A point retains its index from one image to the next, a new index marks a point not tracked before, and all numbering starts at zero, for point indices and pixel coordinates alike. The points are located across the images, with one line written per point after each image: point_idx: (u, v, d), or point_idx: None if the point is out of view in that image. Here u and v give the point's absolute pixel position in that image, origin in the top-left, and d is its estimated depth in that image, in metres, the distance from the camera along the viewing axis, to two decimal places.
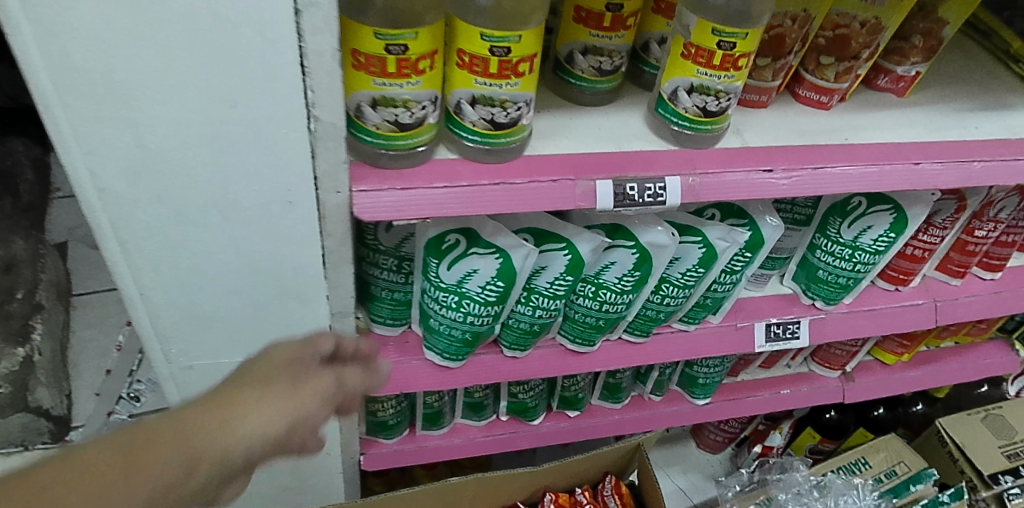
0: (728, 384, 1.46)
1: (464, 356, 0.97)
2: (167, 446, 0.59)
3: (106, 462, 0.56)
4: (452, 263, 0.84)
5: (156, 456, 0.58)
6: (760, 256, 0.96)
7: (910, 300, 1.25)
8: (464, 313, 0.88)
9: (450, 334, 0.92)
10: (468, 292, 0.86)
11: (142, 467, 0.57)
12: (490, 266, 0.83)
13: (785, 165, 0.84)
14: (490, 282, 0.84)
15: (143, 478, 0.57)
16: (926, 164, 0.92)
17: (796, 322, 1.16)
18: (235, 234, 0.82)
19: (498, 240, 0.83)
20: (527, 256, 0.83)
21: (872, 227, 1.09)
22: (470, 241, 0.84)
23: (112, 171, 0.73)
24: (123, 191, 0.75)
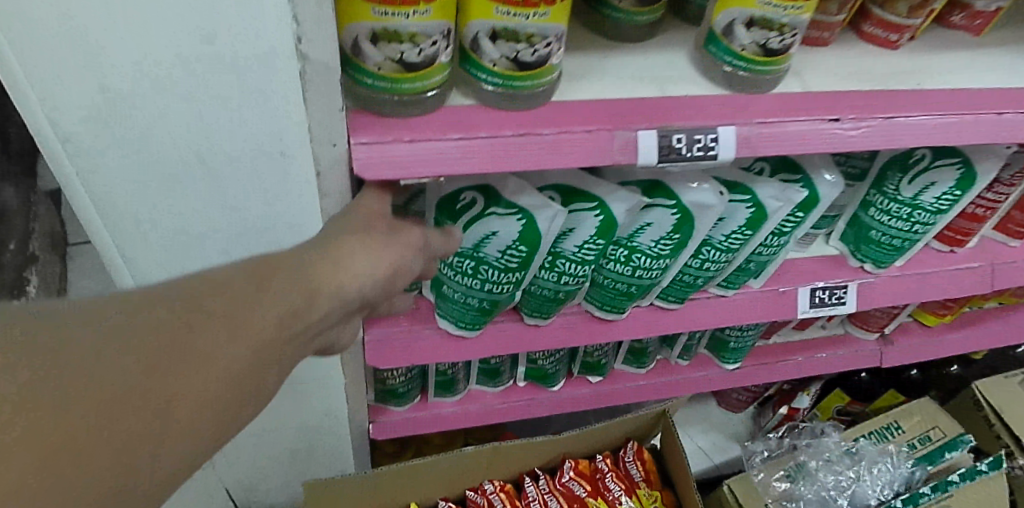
0: (759, 347, 1.37)
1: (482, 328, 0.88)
2: (285, 279, 0.58)
3: (232, 287, 0.55)
4: (468, 226, 0.77)
5: (276, 286, 0.57)
6: (813, 216, 0.86)
7: (967, 262, 1.14)
8: (481, 280, 0.80)
9: (466, 304, 0.83)
10: (485, 257, 0.78)
11: (266, 294, 0.56)
12: (511, 228, 0.75)
13: (853, 114, 0.72)
14: (511, 246, 0.76)
15: (268, 302, 0.56)
16: (1011, 114, 0.79)
17: (844, 287, 1.06)
18: (223, 190, 0.72)
19: (520, 198, 0.74)
20: (554, 216, 0.74)
21: (935, 184, 0.97)
22: (488, 200, 0.76)
23: (76, 120, 0.63)
24: (91, 142, 0.65)
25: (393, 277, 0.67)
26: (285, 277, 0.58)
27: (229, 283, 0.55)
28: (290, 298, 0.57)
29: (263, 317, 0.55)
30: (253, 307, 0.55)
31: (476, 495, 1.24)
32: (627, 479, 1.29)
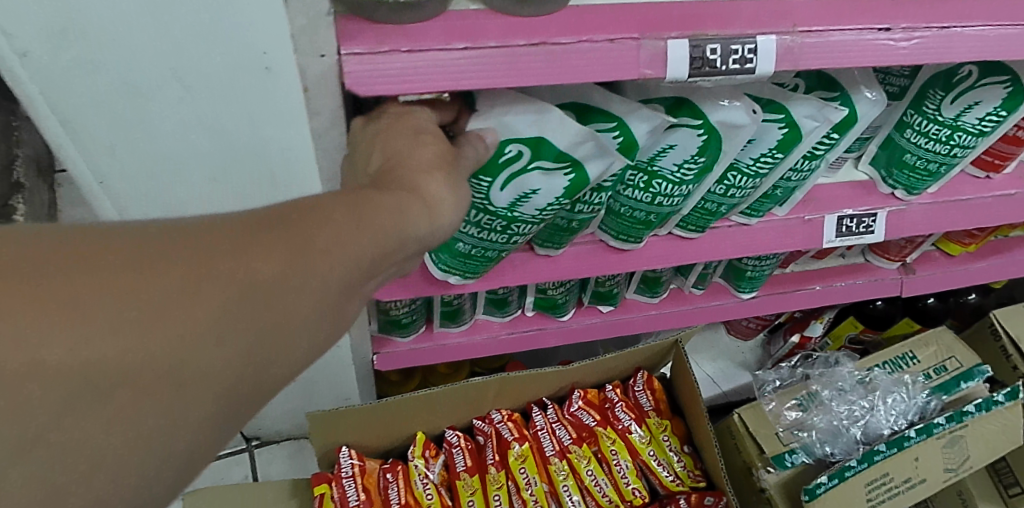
0: (777, 276, 1.32)
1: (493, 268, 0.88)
2: (388, 216, 0.52)
3: (331, 224, 0.48)
4: (507, 184, 0.71)
5: (377, 224, 0.51)
6: (849, 139, 0.79)
7: (1003, 189, 1.07)
8: (513, 234, 0.78)
9: (483, 256, 0.81)
10: (526, 215, 0.74)
11: (367, 235, 0.50)
12: (558, 186, 0.71)
13: (907, 23, 0.64)
14: (556, 203, 0.73)
15: (368, 245, 0.50)
16: None
17: (872, 215, 0.99)
18: (204, 108, 0.66)
19: (573, 151, 0.68)
20: (609, 168, 0.70)
21: (980, 103, 0.89)
22: (534, 154, 0.68)
23: (31, 30, 0.57)
24: (53, 56, 0.59)
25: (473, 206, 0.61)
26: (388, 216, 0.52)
27: (326, 217, 0.48)
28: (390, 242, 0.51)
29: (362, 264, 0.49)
30: (353, 251, 0.48)
31: (483, 423, 1.24)
32: (637, 409, 1.27)
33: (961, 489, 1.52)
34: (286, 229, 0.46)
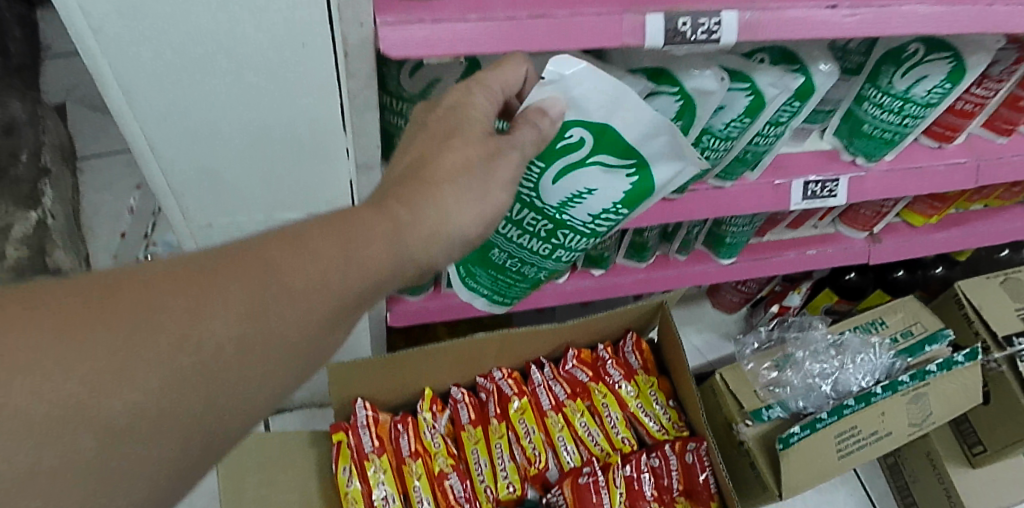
0: (754, 245, 1.44)
1: (537, 282, 1.03)
2: (391, 236, 0.62)
3: (323, 253, 0.58)
4: (563, 179, 0.80)
5: (377, 246, 0.61)
6: (809, 106, 0.90)
7: (953, 157, 1.19)
8: (561, 238, 0.89)
9: (524, 259, 0.95)
10: (579, 218, 0.84)
11: (364, 257, 0.60)
12: (617, 188, 0.80)
13: (850, 1, 0.76)
14: (604, 207, 0.82)
15: (374, 262, 0.60)
16: (997, 7, 0.84)
17: (835, 180, 1.10)
18: (250, 80, 0.76)
19: (636, 149, 0.75)
20: (671, 173, 0.79)
21: (927, 77, 1.01)
22: (594, 147, 0.76)
23: (106, 9, 0.66)
24: (120, 33, 0.68)
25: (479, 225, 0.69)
26: (391, 234, 0.62)
27: (319, 250, 0.58)
28: (396, 257, 0.62)
29: (365, 282, 0.60)
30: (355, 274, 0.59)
31: (485, 381, 1.32)
32: (626, 367, 1.37)
33: (929, 450, 1.64)
34: (281, 273, 0.55)
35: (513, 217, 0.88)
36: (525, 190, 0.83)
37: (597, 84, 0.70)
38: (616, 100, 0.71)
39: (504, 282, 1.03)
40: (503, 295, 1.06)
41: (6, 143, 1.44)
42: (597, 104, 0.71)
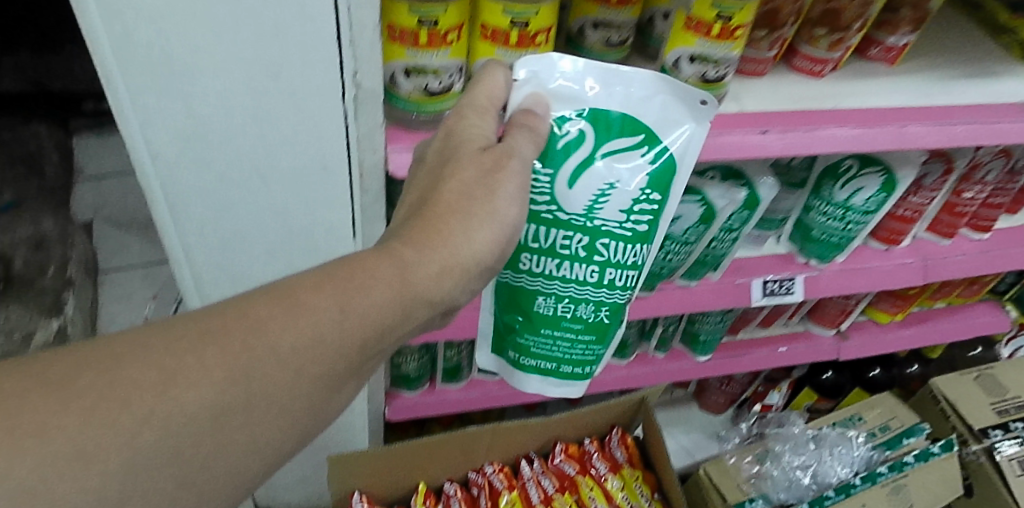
0: (727, 342, 1.55)
1: (593, 347, 0.84)
2: (395, 283, 0.65)
3: (317, 312, 0.61)
4: (576, 181, 0.75)
5: (381, 294, 0.64)
6: (757, 214, 1.04)
7: (901, 259, 1.32)
8: (594, 267, 0.79)
9: (561, 309, 0.82)
10: (606, 227, 0.76)
11: (366, 305, 0.63)
12: (637, 172, 0.75)
13: (779, 127, 0.93)
14: (637, 196, 0.75)
15: (381, 308, 0.64)
16: (912, 127, 1.02)
17: (791, 279, 1.24)
18: (277, 197, 0.89)
19: (643, 118, 0.74)
20: (690, 135, 0.75)
21: (863, 188, 1.15)
22: (599, 133, 0.74)
23: (164, 138, 0.80)
24: (173, 157, 0.82)
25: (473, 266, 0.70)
26: (397, 280, 0.65)
27: (313, 308, 0.61)
28: (402, 304, 0.65)
29: (366, 331, 0.63)
30: (355, 322, 0.62)
31: (477, 476, 1.40)
32: (611, 461, 1.44)
33: None
34: (275, 331, 0.59)
35: (532, 251, 0.80)
36: (537, 208, 0.77)
37: (581, 65, 0.74)
38: (608, 76, 0.74)
39: (553, 348, 0.84)
40: (558, 368, 0.86)
41: (35, 258, 1.59)
42: (587, 89, 0.74)
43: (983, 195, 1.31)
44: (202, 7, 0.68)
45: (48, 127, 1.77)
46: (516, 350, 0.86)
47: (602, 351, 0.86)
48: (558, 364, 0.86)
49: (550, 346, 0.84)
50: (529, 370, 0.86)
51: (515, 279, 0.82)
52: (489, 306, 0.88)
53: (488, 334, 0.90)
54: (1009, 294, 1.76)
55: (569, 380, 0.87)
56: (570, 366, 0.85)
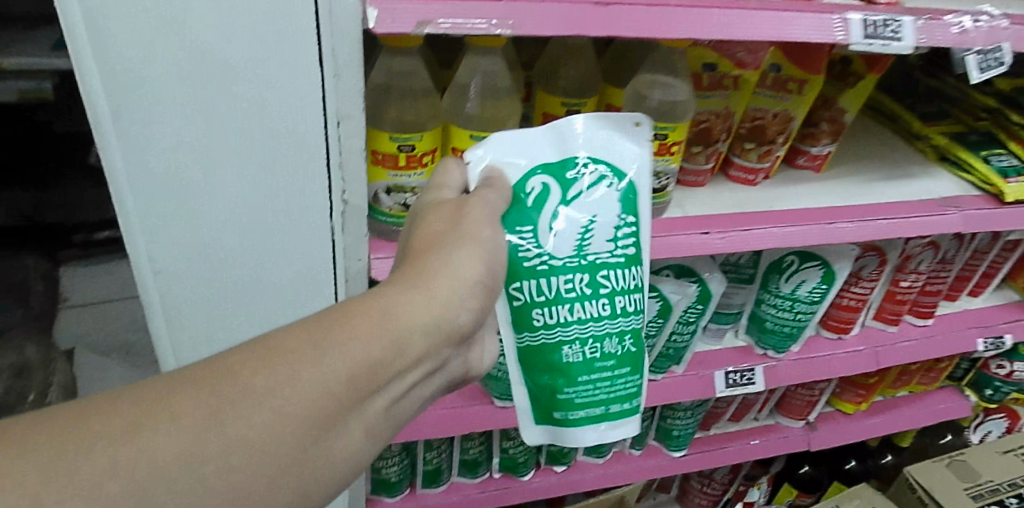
0: (701, 438, 1.60)
1: (632, 377, 0.83)
2: (378, 317, 0.62)
3: (289, 353, 0.57)
4: (556, 227, 0.78)
5: (363, 328, 0.60)
6: (710, 307, 1.17)
7: (852, 347, 1.42)
8: (605, 300, 0.79)
9: (590, 352, 0.80)
10: (602, 259, 0.79)
11: (346, 340, 0.59)
12: (610, 200, 0.79)
13: (718, 228, 1.08)
14: (620, 220, 0.79)
15: (364, 342, 0.60)
16: (839, 224, 1.15)
17: (751, 369, 1.32)
18: (268, 306, 0.97)
19: (596, 154, 0.79)
20: (639, 152, 0.82)
21: (806, 281, 1.27)
22: (559, 181, 0.78)
23: (168, 257, 0.88)
24: (175, 273, 0.90)
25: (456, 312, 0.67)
26: (380, 313, 0.62)
27: (283, 352, 0.57)
28: (389, 338, 0.61)
29: (350, 368, 0.59)
30: (336, 359, 0.58)
31: None
32: None
33: None
34: (244, 379, 0.55)
35: (541, 306, 0.79)
36: (528, 262, 0.78)
37: (522, 131, 0.79)
38: (551, 133, 0.79)
39: (596, 392, 0.82)
40: (607, 410, 0.83)
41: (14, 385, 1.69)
42: (545, 145, 0.79)
43: (920, 282, 1.41)
44: (212, 139, 0.80)
45: (36, 258, 1.83)
46: (560, 409, 0.82)
47: (641, 381, 0.85)
48: (606, 406, 0.83)
49: (594, 394, 0.82)
50: (580, 423, 0.83)
51: (534, 341, 0.80)
52: (517, 380, 0.84)
53: (525, 409, 0.85)
54: (966, 378, 1.81)
55: (622, 421, 0.84)
56: (618, 404, 0.83)
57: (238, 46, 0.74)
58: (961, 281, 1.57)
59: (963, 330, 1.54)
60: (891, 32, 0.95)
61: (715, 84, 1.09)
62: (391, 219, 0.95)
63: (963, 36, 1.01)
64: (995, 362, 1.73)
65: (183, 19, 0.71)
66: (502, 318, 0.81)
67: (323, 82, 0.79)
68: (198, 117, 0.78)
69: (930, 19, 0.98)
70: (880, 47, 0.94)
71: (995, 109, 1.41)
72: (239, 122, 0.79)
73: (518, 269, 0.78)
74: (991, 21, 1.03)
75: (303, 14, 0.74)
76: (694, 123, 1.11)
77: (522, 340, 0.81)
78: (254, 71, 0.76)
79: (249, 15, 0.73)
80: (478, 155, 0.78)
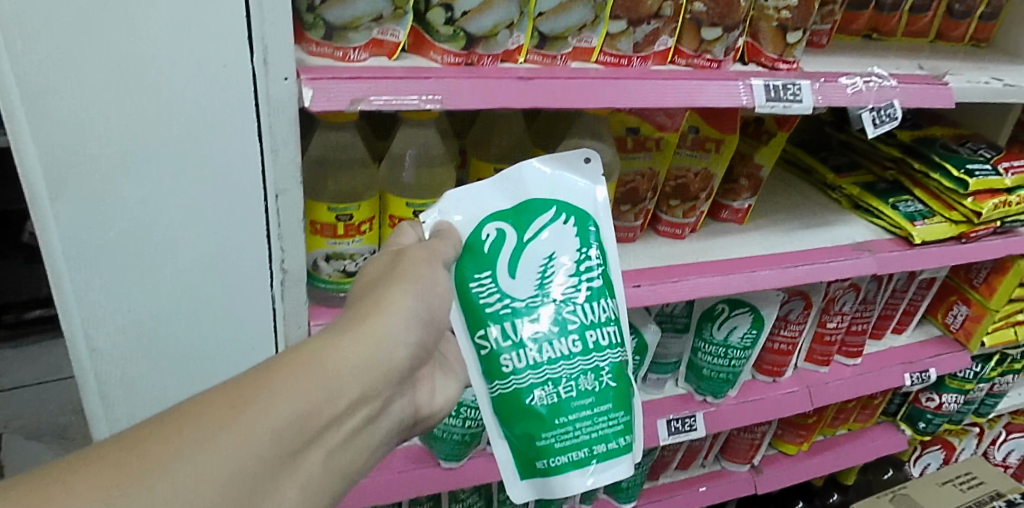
0: (650, 488, 1.63)
1: (615, 414, 0.87)
2: (308, 366, 0.63)
3: (215, 408, 0.57)
4: (516, 271, 0.85)
5: (292, 377, 0.61)
6: (648, 357, 1.27)
7: (786, 388, 1.48)
8: (574, 336, 0.85)
9: (563, 392, 0.85)
10: (566, 297, 0.85)
11: (276, 390, 0.60)
12: (567, 237, 0.86)
13: (648, 280, 1.14)
14: (579, 256, 0.86)
15: (296, 391, 0.61)
16: (762, 272, 1.22)
17: (692, 416, 1.38)
18: (207, 379, 0.97)
19: (552, 196, 0.87)
20: (595, 187, 0.90)
21: (737, 327, 1.33)
22: (515, 226, 0.85)
23: (105, 333, 0.88)
24: (111, 349, 0.90)
25: (389, 354, 0.69)
26: (309, 362, 0.63)
27: (208, 408, 0.57)
28: (321, 385, 0.63)
29: (282, 417, 0.59)
30: (266, 409, 0.58)
31: None
32: None
33: None
34: (176, 437, 0.54)
35: (509, 351, 0.85)
36: (490, 308, 0.85)
37: (474, 185, 0.87)
38: (504, 181, 0.87)
39: (577, 433, 0.86)
40: (592, 451, 0.87)
41: None
42: (502, 194, 0.87)
43: (845, 322, 1.49)
44: (152, 215, 0.82)
45: None
46: (542, 456, 0.87)
47: (626, 417, 0.88)
48: (589, 447, 0.87)
49: (575, 433, 0.86)
50: (565, 469, 0.87)
51: (507, 388, 0.86)
52: (496, 433, 0.89)
53: (508, 462, 0.89)
54: (900, 413, 1.87)
55: (610, 461, 0.88)
56: (603, 442, 0.87)
57: (178, 124, 0.78)
58: (884, 320, 1.64)
59: (891, 367, 1.61)
60: (790, 96, 1.04)
61: (639, 146, 1.17)
62: (330, 285, 0.98)
63: (857, 96, 1.11)
64: (925, 395, 1.79)
65: (124, 101, 0.74)
66: (473, 369, 0.87)
67: (261, 157, 0.82)
68: (138, 193, 0.80)
69: (825, 81, 1.08)
70: (780, 109, 1.02)
71: (899, 158, 1.51)
72: (182, 196, 0.82)
73: (482, 317, 0.85)
74: (881, 82, 1.13)
75: (241, 93, 0.78)
76: (622, 184, 1.18)
77: (495, 389, 0.86)
78: (194, 148, 0.79)
79: (189, 96, 0.76)
80: (433, 214, 0.85)
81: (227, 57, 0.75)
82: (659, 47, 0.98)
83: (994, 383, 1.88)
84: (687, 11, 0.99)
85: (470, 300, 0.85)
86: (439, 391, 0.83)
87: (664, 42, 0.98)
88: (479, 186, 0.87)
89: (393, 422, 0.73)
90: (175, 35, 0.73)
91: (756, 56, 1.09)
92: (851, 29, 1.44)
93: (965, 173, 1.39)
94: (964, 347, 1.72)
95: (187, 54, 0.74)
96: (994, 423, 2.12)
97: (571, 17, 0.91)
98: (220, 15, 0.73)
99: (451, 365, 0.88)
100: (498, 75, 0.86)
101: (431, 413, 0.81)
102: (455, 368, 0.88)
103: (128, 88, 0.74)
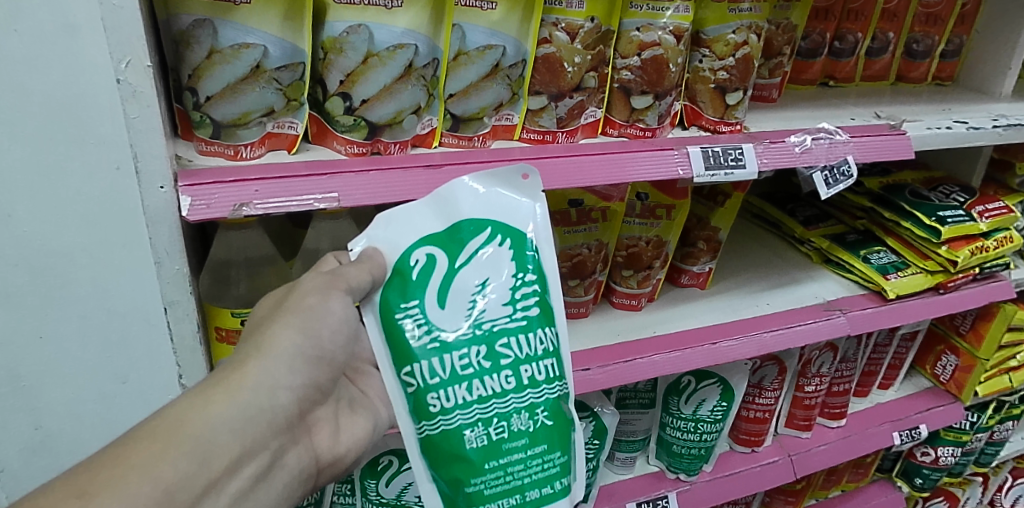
0: None
1: (551, 456, 0.74)
2: (173, 435, 0.61)
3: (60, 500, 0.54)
4: (444, 301, 0.73)
5: (153, 449, 0.59)
6: (608, 439, 1.21)
7: (766, 458, 1.40)
8: (507, 373, 0.73)
9: (495, 433, 0.73)
10: (499, 326, 0.73)
11: (131, 468, 0.57)
12: (502, 261, 0.74)
13: (598, 362, 1.08)
14: (517, 281, 0.74)
15: (159, 465, 0.58)
16: (723, 342, 1.15)
17: (664, 497, 1.31)
18: None
19: (487, 215, 0.75)
20: (535, 206, 0.77)
21: (706, 400, 1.25)
22: (446, 250, 0.74)
23: (11, 452, 0.88)
24: (17, 468, 0.89)
25: (264, 405, 0.67)
26: (173, 430, 0.61)
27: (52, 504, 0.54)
28: (189, 450, 0.61)
29: (143, 496, 0.56)
30: (121, 492, 0.56)
31: None
32: None
33: None
34: None
35: (436, 388, 0.72)
36: (415, 342, 0.73)
37: (405, 206, 0.75)
38: (435, 201, 0.75)
39: (508, 479, 0.73)
40: (526, 499, 0.74)
41: None
42: (433, 214, 0.75)
43: (824, 385, 1.40)
44: (47, 332, 0.81)
45: None
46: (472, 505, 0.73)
47: (565, 458, 0.75)
48: (522, 494, 0.73)
49: (504, 479, 0.73)
50: None
51: (435, 430, 0.72)
52: (423, 478, 0.75)
53: None
54: (895, 469, 1.76)
55: None
56: (537, 489, 0.74)
57: (72, 231, 0.76)
58: (867, 376, 1.55)
59: (878, 427, 1.52)
60: (732, 160, 0.97)
61: (583, 217, 1.11)
62: None
63: (806, 154, 1.04)
64: (919, 450, 1.68)
65: (11, 215, 0.74)
66: (399, 408, 0.74)
67: (149, 269, 0.80)
68: (36, 305, 0.79)
69: (770, 144, 1.02)
70: (723, 176, 0.96)
71: (869, 208, 1.44)
72: (80, 308, 0.80)
73: (407, 351, 0.72)
74: (830, 138, 1.07)
75: (131, 197, 0.75)
76: (568, 258, 1.12)
77: (422, 431, 0.73)
78: (90, 251, 0.77)
79: (80, 201, 0.75)
80: (360, 240, 0.75)
81: (119, 156, 0.73)
82: (586, 119, 0.93)
83: (994, 431, 1.75)
84: (614, 80, 0.94)
85: (394, 333, 0.73)
86: (344, 432, 0.79)
87: (591, 115, 0.93)
88: (413, 209, 0.75)
89: (287, 476, 0.70)
90: (53, 159, 0.72)
91: (697, 119, 1.03)
92: (803, 79, 1.38)
93: (937, 221, 1.31)
94: (958, 399, 1.61)
95: (72, 160, 0.73)
96: (998, 469, 1.99)
97: (484, 96, 0.87)
98: (103, 126, 0.72)
99: (371, 402, 0.83)
100: (405, 166, 0.80)
101: (336, 458, 0.77)
102: (375, 406, 0.83)
103: (12, 198, 0.73)
